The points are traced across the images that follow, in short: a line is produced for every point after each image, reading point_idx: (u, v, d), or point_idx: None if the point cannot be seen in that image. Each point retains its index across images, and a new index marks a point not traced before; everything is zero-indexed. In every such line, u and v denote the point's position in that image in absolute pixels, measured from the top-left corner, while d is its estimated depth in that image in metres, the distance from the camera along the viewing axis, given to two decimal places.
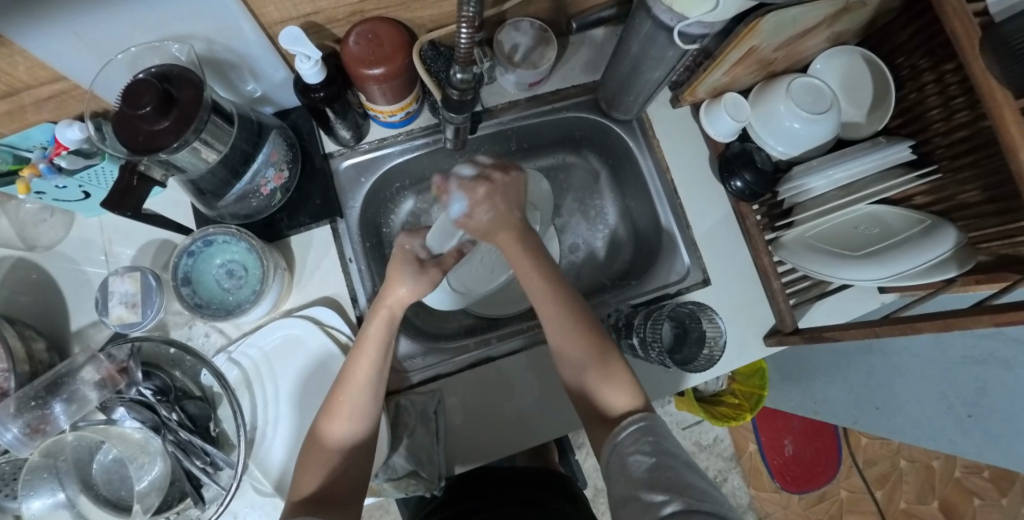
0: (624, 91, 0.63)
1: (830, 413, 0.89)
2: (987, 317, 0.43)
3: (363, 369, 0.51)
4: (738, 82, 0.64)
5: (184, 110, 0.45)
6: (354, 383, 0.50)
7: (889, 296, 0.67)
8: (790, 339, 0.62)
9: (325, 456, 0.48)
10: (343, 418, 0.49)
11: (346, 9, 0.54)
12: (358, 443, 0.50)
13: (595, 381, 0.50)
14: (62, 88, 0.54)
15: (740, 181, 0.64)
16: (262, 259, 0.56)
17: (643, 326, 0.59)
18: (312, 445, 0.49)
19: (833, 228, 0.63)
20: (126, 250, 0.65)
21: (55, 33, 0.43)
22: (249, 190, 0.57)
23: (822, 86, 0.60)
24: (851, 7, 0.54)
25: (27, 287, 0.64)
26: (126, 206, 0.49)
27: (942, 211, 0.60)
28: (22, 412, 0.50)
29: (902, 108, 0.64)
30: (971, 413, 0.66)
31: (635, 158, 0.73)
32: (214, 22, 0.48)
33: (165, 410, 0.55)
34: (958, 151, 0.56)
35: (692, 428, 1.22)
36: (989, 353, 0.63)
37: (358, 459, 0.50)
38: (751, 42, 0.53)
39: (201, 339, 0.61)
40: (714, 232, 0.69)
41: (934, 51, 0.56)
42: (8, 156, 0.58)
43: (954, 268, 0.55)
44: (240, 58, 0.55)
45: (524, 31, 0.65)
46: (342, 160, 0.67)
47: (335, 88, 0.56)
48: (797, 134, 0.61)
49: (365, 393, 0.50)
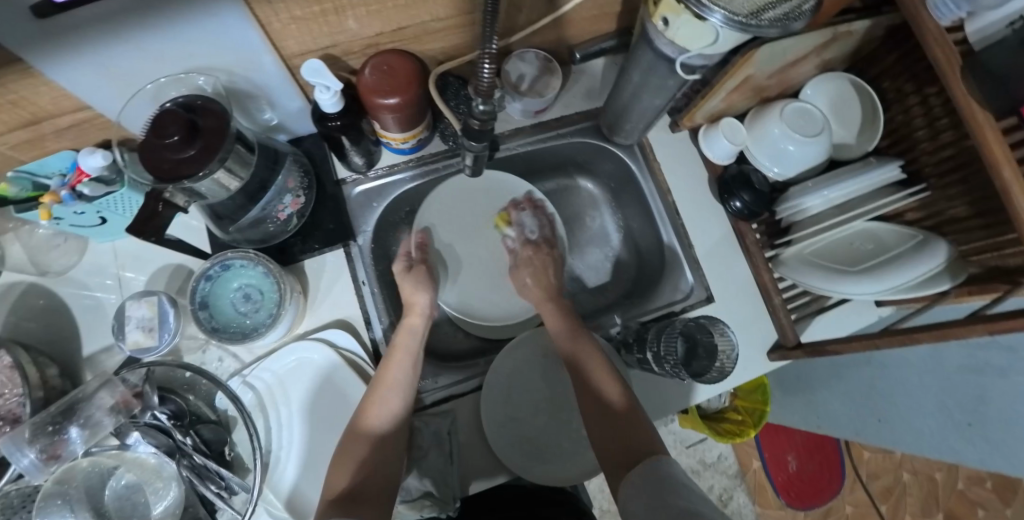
0: (625, 117, 0.66)
1: (833, 426, 0.90)
2: (981, 326, 0.45)
3: (395, 369, 0.56)
4: (734, 108, 0.67)
5: (209, 140, 0.47)
6: (389, 377, 0.55)
7: (886, 309, 0.70)
8: (794, 353, 0.64)
9: (362, 450, 0.52)
10: (378, 412, 0.54)
11: (362, 42, 0.57)
12: (392, 436, 0.54)
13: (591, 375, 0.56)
14: (83, 117, 0.55)
15: (739, 202, 0.67)
16: (280, 282, 0.57)
17: (657, 342, 0.60)
18: (348, 440, 0.53)
19: (829, 244, 0.66)
20: (139, 276, 0.66)
21: (88, 65, 0.45)
22: (266, 216, 0.59)
23: (814, 110, 0.63)
24: (838, 37, 0.58)
25: (36, 313, 0.64)
26: (149, 232, 0.50)
27: (933, 226, 0.63)
28: (37, 437, 0.51)
29: (890, 129, 0.67)
30: (970, 422, 0.67)
31: (638, 181, 0.76)
32: (238, 54, 0.50)
33: (179, 434, 0.55)
34: (946, 169, 0.59)
35: (696, 446, 1.22)
36: (985, 362, 0.65)
37: (383, 451, 0.53)
38: (745, 72, 0.56)
39: (214, 364, 0.61)
40: (716, 251, 0.71)
41: (917, 75, 0.60)
42: (28, 184, 0.59)
43: (948, 280, 0.58)
44: (259, 89, 0.57)
45: (529, 61, 0.68)
46: (354, 186, 0.69)
47: (351, 118, 0.58)
48: (791, 155, 0.64)
49: (399, 401, 0.55)
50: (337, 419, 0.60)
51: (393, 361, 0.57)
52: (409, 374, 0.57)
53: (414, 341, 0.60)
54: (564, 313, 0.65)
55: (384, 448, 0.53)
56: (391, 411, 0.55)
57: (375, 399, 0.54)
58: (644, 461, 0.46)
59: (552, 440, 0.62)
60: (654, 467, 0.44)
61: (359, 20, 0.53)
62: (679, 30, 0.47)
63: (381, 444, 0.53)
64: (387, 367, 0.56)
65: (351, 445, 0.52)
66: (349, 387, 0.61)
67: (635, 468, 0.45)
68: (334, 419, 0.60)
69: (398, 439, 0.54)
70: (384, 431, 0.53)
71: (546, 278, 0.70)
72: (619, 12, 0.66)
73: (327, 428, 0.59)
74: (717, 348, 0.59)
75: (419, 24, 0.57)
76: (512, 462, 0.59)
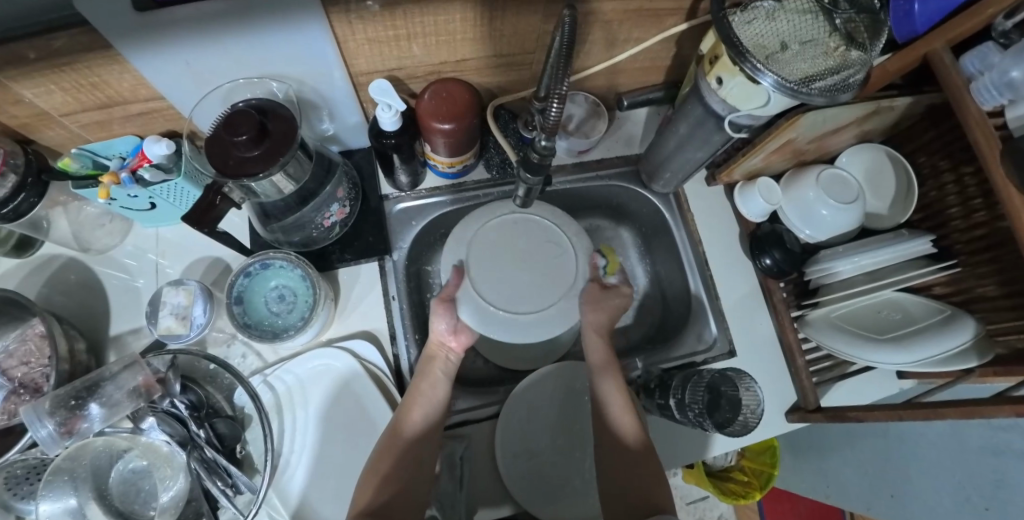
0: (665, 166, 0.68)
1: (843, 497, 0.87)
2: (1007, 406, 0.45)
3: (439, 367, 0.57)
4: (772, 168, 0.69)
5: (276, 143, 0.49)
6: (426, 386, 0.56)
7: (908, 382, 0.69)
8: (813, 416, 0.63)
9: (394, 458, 0.52)
10: (416, 419, 0.54)
11: (426, 68, 0.60)
12: (427, 439, 0.54)
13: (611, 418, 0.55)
14: (155, 107, 0.57)
15: (770, 259, 0.68)
16: (315, 287, 0.58)
17: (681, 390, 0.60)
18: (386, 445, 0.53)
19: (856, 311, 0.66)
20: (177, 265, 0.67)
21: (173, 59, 0.48)
22: (311, 221, 0.60)
23: (849, 178, 0.65)
24: (879, 111, 0.60)
25: (66, 287, 0.66)
26: (205, 224, 0.50)
27: (961, 302, 0.63)
28: (57, 409, 0.51)
29: (922, 204, 0.69)
30: (988, 506, 0.65)
31: (669, 229, 0.77)
32: (311, 66, 0.53)
33: (194, 425, 0.54)
34: (976, 248, 0.60)
35: (697, 503, 1.19)
36: (1007, 445, 0.64)
37: (422, 455, 0.53)
38: (789, 135, 0.58)
39: (238, 359, 0.62)
40: (742, 305, 0.72)
41: (953, 155, 0.62)
42: (89, 161, 0.60)
43: (974, 358, 0.58)
44: (323, 101, 0.60)
45: (579, 103, 0.71)
46: (396, 203, 0.71)
47: (406, 137, 0.61)
48: (825, 219, 0.65)
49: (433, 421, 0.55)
50: (351, 429, 0.59)
51: (432, 367, 0.57)
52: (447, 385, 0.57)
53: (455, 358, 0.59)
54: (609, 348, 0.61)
55: (424, 453, 0.53)
56: (432, 406, 0.56)
57: (415, 409, 0.55)
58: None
59: (564, 477, 0.61)
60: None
61: (427, 47, 0.56)
62: (732, 90, 0.49)
63: (419, 449, 0.53)
64: (430, 371, 0.57)
65: (388, 448, 0.53)
66: (368, 399, 0.60)
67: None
68: (347, 430, 0.59)
69: (432, 449, 0.54)
70: (422, 435, 0.54)
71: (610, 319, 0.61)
72: (668, 66, 0.69)
73: (340, 437, 0.59)
74: (742, 402, 0.57)
75: (482, 58, 0.60)
76: (522, 494, 0.59)
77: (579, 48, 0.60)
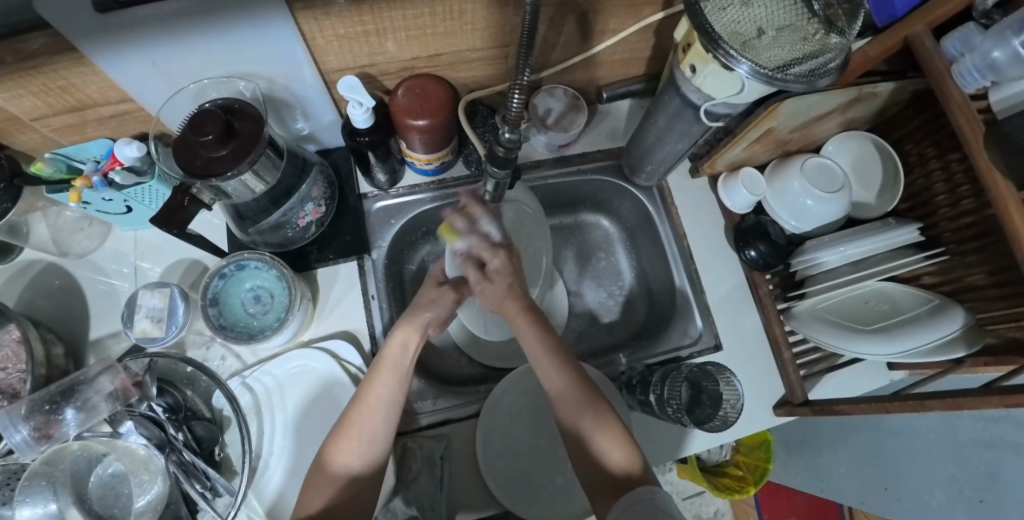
0: (647, 159, 0.67)
1: (838, 491, 0.86)
2: (995, 398, 0.44)
3: (381, 383, 0.51)
4: (755, 158, 0.68)
5: (243, 142, 0.48)
6: (365, 412, 0.50)
7: (898, 374, 0.68)
8: (800, 410, 0.62)
9: (336, 489, 0.47)
10: (352, 450, 0.48)
11: (399, 64, 0.60)
12: (369, 474, 0.49)
13: (590, 429, 0.49)
14: (126, 109, 0.57)
15: (755, 251, 0.67)
16: (290, 287, 0.58)
17: (660, 385, 0.59)
18: (315, 475, 0.48)
19: (843, 303, 0.65)
20: (156, 267, 0.67)
21: (137, 59, 0.47)
22: (286, 221, 0.60)
23: (834, 167, 0.64)
24: (863, 98, 0.59)
25: (51, 292, 0.65)
26: (174, 224, 0.51)
27: (950, 292, 0.62)
28: (32, 414, 0.51)
29: (910, 193, 0.67)
30: (982, 498, 0.65)
31: (654, 222, 0.76)
32: (281, 64, 0.53)
33: (172, 429, 0.54)
34: (965, 236, 0.59)
35: (692, 499, 1.18)
36: (1000, 437, 0.65)
37: (363, 489, 0.49)
38: (769, 124, 0.57)
39: (217, 362, 0.62)
40: (728, 299, 0.70)
41: (940, 141, 0.61)
42: (63, 165, 0.58)
43: (962, 349, 0.56)
44: (296, 100, 0.60)
45: (558, 97, 0.70)
46: (375, 202, 0.70)
47: (380, 135, 0.60)
48: (810, 210, 0.64)
49: (383, 428, 0.50)
50: (329, 430, 0.59)
51: (376, 381, 0.51)
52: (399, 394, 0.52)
53: (406, 359, 0.53)
54: (541, 336, 0.55)
55: (362, 481, 0.49)
56: (385, 424, 0.50)
57: (352, 433, 0.49)
58: (628, 497, 0.42)
59: (544, 476, 0.60)
60: (643, 501, 0.42)
61: (399, 43, 0.55)
62: (706, 78, 0.48)
63: (360, 479, 0.48)
64: (372, 387, 0.51)
65: (322, 480, 0.47)
66: (347, 399, 0.60)
67: (619, 503, 0.43)
68: (326, 431, 0.59)
69: (376, 473, 0.50)
70: (361, 471, 0.49)
71: (511, 286, 0.57)
72: (648, 57, 0.68)
73: (319, 439, 0.58)
74: (722, 396, 0.59)
75: (456, 52, 0.60)
76: (502, 494, 0.58)
77: (554, 40, 0.60)
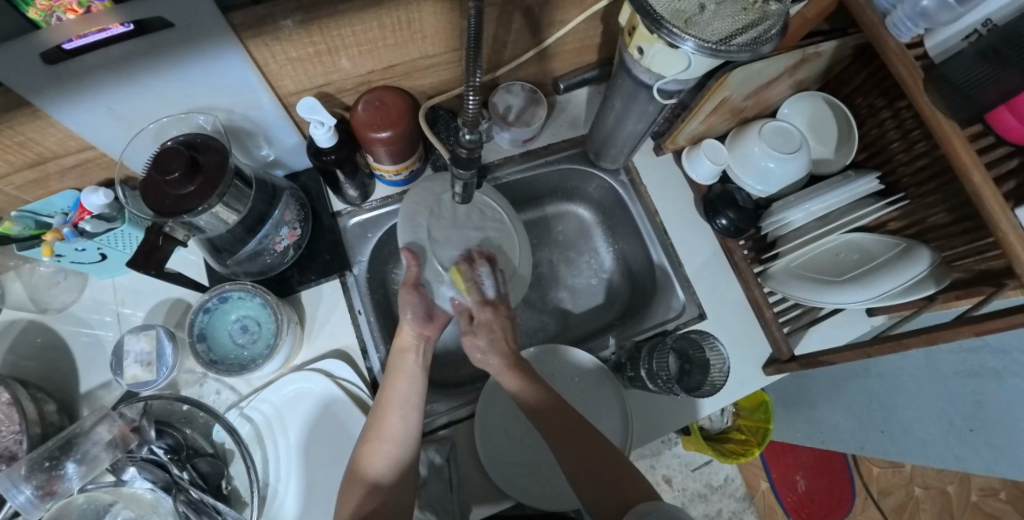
0: (609, 144, 0.69)
1: (837, 441, 0.89)
2: (966, 327, 0.46)
3: (393, 398, 0.54)
4: (714, 130, 0.70)
5: (209, 175, 0.48)
6: (389, 402, 0.54)
7: (878, 319, 0.70)
8: (788, 366, 0.64)
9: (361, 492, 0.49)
10: (379, 455, 0.51)
11: (355, 80, 0.61)
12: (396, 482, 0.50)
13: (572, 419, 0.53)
14: (88, 157, 0.56)
15: (725, 219, 0.69)
16: (276, 313, 0.59)
17: (647, 359, 0.62)
18: (350, 478, 0.51)
19: (815, 258, 0.67)
20: (138, 311, 0.66)
21: (93, 106, 0.47)
22: (262, 248, 0.60)
23: (791, 128, 0.66)
24: (807, 58, 0.61)
25: (35, 352, 0.64)
26: (150, 265, 0.51)
27: (915, 234, 0.64)
28: (33, 473, 0.49)
29: (865, 143, 0.70)
30: (971, 428, 0.67)
31: (626, 204, 0.78)
32: (236, 95, 0.53)
33: (176, 468, 0.53)
34: (923, 179, 0.62)
35: (702, 469, 1.20)
36: (981, 366, 0.66)
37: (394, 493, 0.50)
38: (721, 94, 0.59)
39: (212, 397, 0.62)
40: (706, 269, 0.72)
41: (887, 92, 0.64)
42: (31, 222, 0.59)
43: (931, 286, 0.58)
44: (257, 127, 0.60)
45: (516, 93, 0.72)
46: (350, 218, 0.71)
47: (345, 152, 0.61)
48: (772, 172, 0.66)
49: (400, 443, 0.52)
50: (336, 448, 0.59)
51: (398, 383, 0.55)
52: (417, 391, 0.55)
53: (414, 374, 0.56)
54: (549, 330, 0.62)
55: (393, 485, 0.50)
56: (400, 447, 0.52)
57: (375, 441, 0.52)
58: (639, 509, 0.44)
59: (549, 463, 0.62)
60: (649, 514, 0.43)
61: (352, 59, 0.56)
62: (654, 58, 0.49)
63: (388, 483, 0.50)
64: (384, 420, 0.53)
65: (353, 485, 0.50)
66: (347, 418, 0.60)
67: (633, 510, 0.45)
68: (332, 450, 0.59)
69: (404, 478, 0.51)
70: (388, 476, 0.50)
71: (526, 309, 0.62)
72: (599, 44, 0.70)
73: (327, 459, 0.59)
74: (710, 362, 0.63)
75: (409, 62, 0.61)
76: (505, 484, 0.60)
77: (505, 38, 0.60)
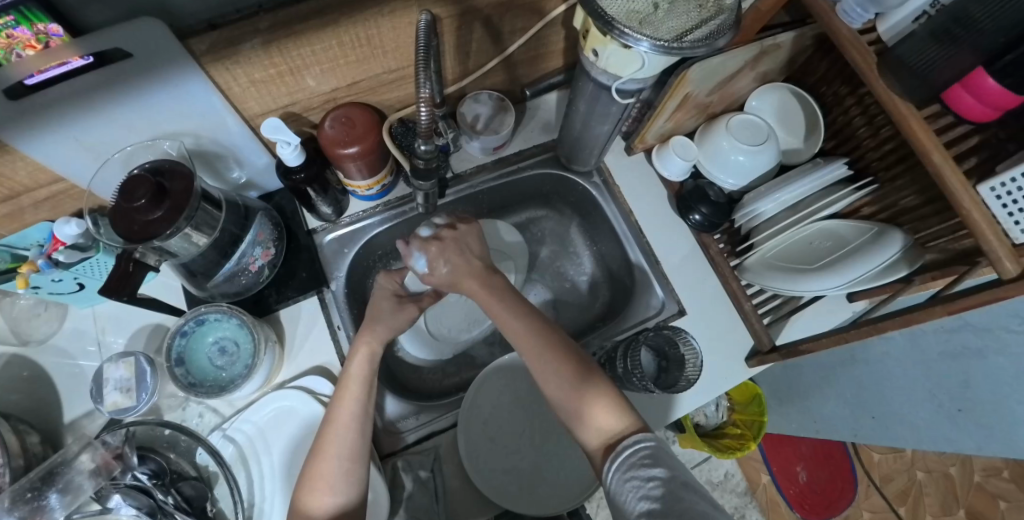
0: (579, 147, 0.70)
1: (831, 431, 0.89)
2: (939, 308, 0.46)
3: (340, 429, 0.50)
4: (682, 126, 0.71)
5: (177, 199, 0.49)
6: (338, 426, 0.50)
7: (858, 304, 0.70)
8: (770, 357, 0.64)
9: None
10: (327, 490, 0.47)
11: (321, 98, 0.61)
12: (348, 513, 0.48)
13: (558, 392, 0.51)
14: (60, 188, 0.57)
15: (698, 215, 0.69)
16: (253, 333, 0.59)
17: (626, 358, 0.62)
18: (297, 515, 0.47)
19: (790, 248, 0.67)
20: (119, 339, 0.67)
21: (59, 138, 0.47)
22: (238, 270, 0.61)
23: (758, 121, 0.66)
24: (767, 51, 0.61)
25: (19, 385, 0.64)
26: (123, 291, 0.52)
27: (887, 218, 0.64)
28: (16, 504, 0.50)
29: (832, 131, 0.71)
30: (960, 408, 0.67)
31: (601, 205, 0.78)
32: (202, 119, 0.54)
33: (161, 493, 0.53)
34: (892, 162, 0.62)
35: (701, 466, 1.20)
36: (963, 345, 0.65)
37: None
38: (683, 91, 0.60)
39: (195, 420, 0.62)
40: (683, 264, 0.73)
41: (849, 80, 0.65)
42: (6, 256, 0.60)
43: (904, 268, 0.56)
44: (227, 150, 0.61)
45: (483, 102, 0.72)
46: (326, 234, 0.71)
47: (314, 169, 0.61)
48: (742, 165, 0.66)
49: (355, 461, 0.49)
50: None
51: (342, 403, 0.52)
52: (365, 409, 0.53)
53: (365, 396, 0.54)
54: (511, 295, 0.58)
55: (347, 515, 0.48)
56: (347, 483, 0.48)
57: (319, 475, 0.48)
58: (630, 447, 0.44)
59: (535, 468, 0.62)
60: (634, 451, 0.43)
61: (317, 77, 0.57)
62: (610, 58, 0.49)
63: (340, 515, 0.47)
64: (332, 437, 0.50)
65: None
66: None
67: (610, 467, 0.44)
68: None
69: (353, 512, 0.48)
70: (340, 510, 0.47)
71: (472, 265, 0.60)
72: (563, 49, 0.71)
73: None
74: (685, 358, 0.63)
75: (373, 77, 0.61)
76: (492, 491, 0.60)
77: (467, 48, 0.61)
